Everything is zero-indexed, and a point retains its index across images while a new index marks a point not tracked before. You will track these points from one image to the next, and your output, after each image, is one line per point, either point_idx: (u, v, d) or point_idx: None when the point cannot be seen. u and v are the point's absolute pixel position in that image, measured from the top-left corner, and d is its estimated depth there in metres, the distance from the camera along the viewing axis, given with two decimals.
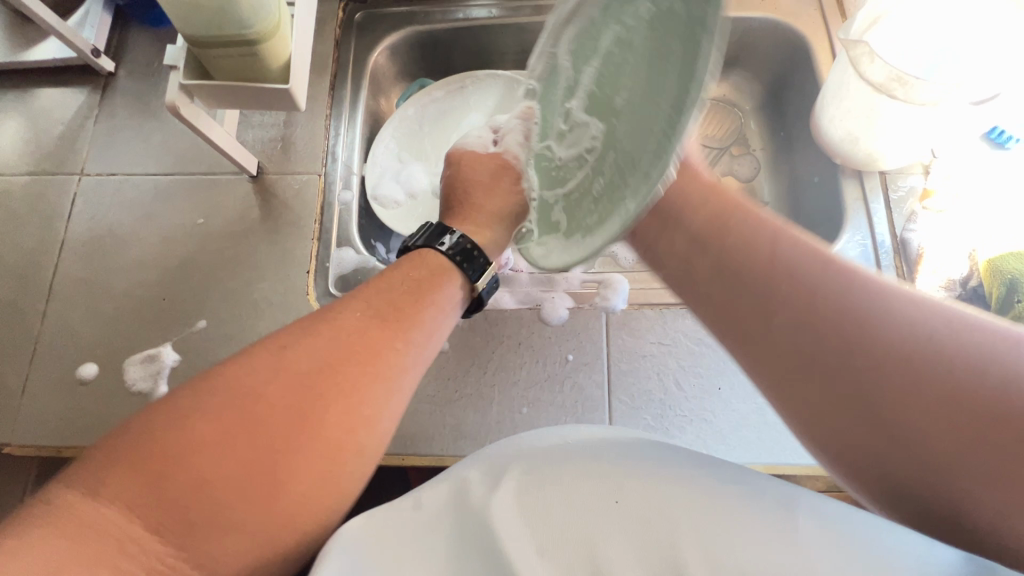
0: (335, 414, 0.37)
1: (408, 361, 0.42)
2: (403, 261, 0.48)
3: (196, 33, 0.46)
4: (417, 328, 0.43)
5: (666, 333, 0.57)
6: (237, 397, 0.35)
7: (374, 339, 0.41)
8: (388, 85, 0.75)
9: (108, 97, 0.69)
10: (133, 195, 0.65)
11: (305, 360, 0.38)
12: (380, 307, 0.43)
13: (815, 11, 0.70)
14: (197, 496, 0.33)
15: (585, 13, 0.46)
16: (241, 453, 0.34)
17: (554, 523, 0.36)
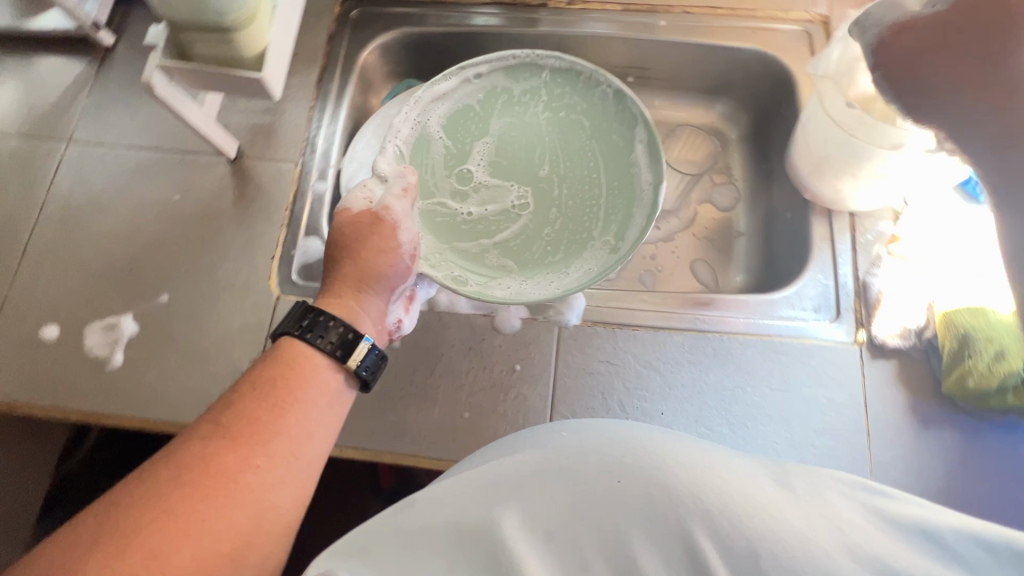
0: (204, 534, 0.40)
1: (273, 468, 0.44)
2: (263, 362, 0.49)
3: (173, 14, 0.48)
4: (280, 435, 0.45)
5: (616, 353, 0.58)
6: (84, 553, 0.37)
7: (226, 458, 0.42)
8: (377, 82, 0.76)
9: (104, 69, 0.71)
10: (115, 167, 0.67)
11: (151, 496, 0.40)
12: (233, 422, 0.44)
13: (806, 47, 0.70)
14: None
15: (461, 97, 0.67)
16: None
17: (563, 518, 0.40)
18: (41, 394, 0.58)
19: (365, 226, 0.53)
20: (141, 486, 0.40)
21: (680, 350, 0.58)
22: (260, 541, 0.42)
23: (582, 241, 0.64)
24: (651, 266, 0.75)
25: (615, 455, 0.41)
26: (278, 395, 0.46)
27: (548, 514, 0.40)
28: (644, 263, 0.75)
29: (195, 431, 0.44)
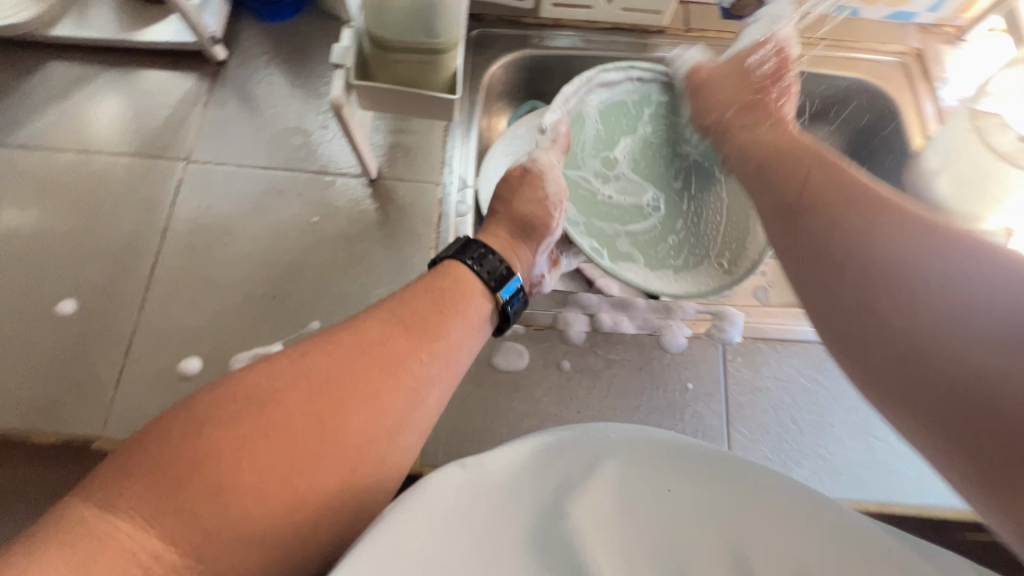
0: (354, 424, 0.39)
1: (429, 371, 0.44)
2: (429, 274, 0.50)
3: (383, 35, 0.47)
4: (442, 339, 0.45)
5: (780, 368, 0.59)
6: (248, 403, 0.37)
7: (394, 346, 0.43)
8: (494, 103, 0.76)
9: (219, 86, 0.68)
10: (242, 187, 0.63)
11: (321, 368, 0.40)
12: (405, 317, 0.45)
13: (903, 77, 0.75)
14: (211, 500, 0.34)
15: (623, 87, 0.66)
16: (253, 460, 0.35)
17: (617, 521, 0.35)
18: None
19: (517, 179, 0.58)
20: (325, 350, 0.42)
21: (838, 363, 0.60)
22: (395, 452, 0.41)
23: (698, 258, 0.65)
24: (763, 282, 0.78)
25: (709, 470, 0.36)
26: (445, 301, 0.48)
27: (622, 506, 0.35)
28: (756, 280, 0.78)
29: (370, 310, 0.46)
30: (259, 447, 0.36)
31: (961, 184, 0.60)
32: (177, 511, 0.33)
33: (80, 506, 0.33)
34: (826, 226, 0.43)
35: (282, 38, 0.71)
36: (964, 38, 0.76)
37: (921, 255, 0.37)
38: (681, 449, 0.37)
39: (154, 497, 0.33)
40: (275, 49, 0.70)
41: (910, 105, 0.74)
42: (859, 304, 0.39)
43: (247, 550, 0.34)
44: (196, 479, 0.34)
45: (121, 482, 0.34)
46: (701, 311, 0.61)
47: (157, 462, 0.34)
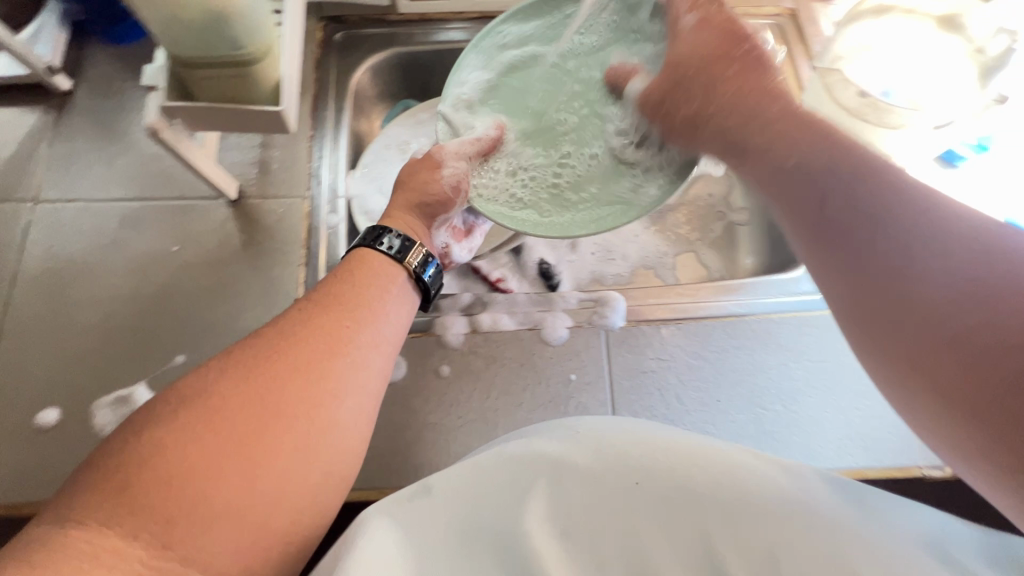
0: (295, 388, 0.38)
1: (366, 335, 0.43)
2: (350, 259, 0.48)
3: (183, 54, 0.44)
4: (363, 306, 0.44)
5: (664, 348, 0.59)
6: (189, 404, 0.36)
7: (317, 321, 0.42)
8: (368, 105, 0.74)
9: (65, 117, 0.64)
10: (96, 222, 0.60)
11: (251, 354, 0.39)
12: (328, 296, 0.44)
13: (778, 38, 0.74)
14: (168, 488, 0.33)
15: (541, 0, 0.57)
16: (207, 445, 0.34)
17: (576, 513, 0.39)
18: (50, 489, 0.51)
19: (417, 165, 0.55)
20: (255, 341, 0.40)
21: (722, 336, 0.60)
22: (342, 434, 0.39)
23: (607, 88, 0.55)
24: (662, 259, 0.73)
25: (643, 459, 0.40)
26: (354, 274, 0.47)
27: (563, 518, 0.39)
28: (656, 255, 0.74)
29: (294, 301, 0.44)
30: (206, 435, 0.35)
31: None
32: (133, 507, 0.32)
33: (49, 525, 0.32)
34: (851, 196, 0.38)
35: (131, 60, 0.67)
36: None
37: (910, 219, 0.36)
38: (616, 447, 0.40)
39: (108, 503, 0.32)
40: (124, 71, 0.66)
41: (787, 66, 0.72)
42: (863, 256, 0.37)
43: (220, 526, 0.33)
44: (145, 480, 0.33)
45: (84, 496, 0.32)
46: (582, 299, 0.60)
47: (101, 477, 0.33)
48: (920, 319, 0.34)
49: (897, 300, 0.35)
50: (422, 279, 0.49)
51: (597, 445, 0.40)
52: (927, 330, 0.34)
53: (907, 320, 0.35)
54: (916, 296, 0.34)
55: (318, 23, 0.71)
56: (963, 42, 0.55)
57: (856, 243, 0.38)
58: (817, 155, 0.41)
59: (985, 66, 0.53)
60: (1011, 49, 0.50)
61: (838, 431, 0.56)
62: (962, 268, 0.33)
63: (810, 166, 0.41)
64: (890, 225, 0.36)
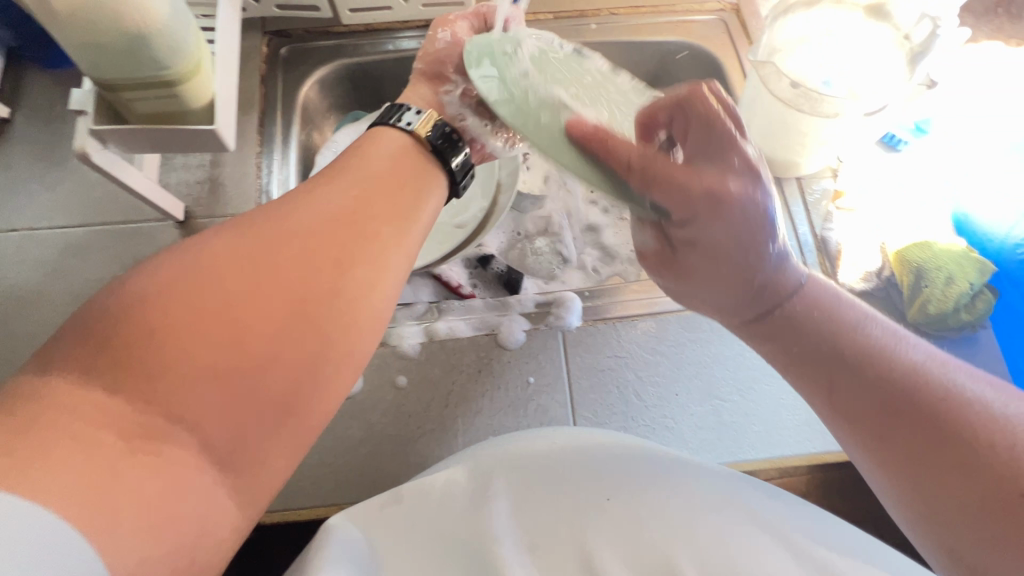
0: (319, 280, 0.36)
1: (381, 276, 0.40)
2: (366, 141, 0.47)
3: (107, 77, 0.43)
4: (409, 223, 0.43)
5: (621, 346, 0.59)
6: (204, 255, 0.35)
7: (349, 218, 0.40)
8: (319, 118, 0.73)
9: (4, 145, 0.63)
10: (39, 251, 0.59)
11: (297, 217, 0.39)
12: (367, 198, 0.42)
13: (722, 33, 0.75)
14: (134, 353, 0.31)
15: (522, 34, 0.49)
16: (193, 320, 0.32)
17: (540, 520, 0.40)
18: None
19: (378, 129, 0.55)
20: (282, 208, 0.40)
21: (678, 330, 0.60)
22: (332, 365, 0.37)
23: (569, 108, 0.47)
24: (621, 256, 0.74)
25: (612, 476, 0.40)
26: (398, 175, 0.45)
27: (527, 526, 0.40)
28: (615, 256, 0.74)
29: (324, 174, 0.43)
30: (195, 301, 0.33)
31: (766, 134, 0.61)
32: (132, 357, 0.31)
33: (32, 379, 0.30)
34: (833, 346, 0.42)
35: (70, 84, 0.66)
36: None
37: (891, 345, 0.41)
38: (582, 449, 0.41)
39: (85, 362, 0.30)
40: (64, 95, 0.65)
41: (732, 60, 0.73)
42: (853, 380, 0.40)
43: (173, 427, 0.30)
44: (146, 344, 0.31)
45: (75, 349, 0.31)
46: (537, 301, 0.60)
47: (106, 320, 0.31)
48: (895, 422, 0.38)
49: (882, 404, 0.39)
50: (447, 161, 0.49)
51: (577, 450, 0.41)
52: (887, 429, 0.38)
53: (880, 413, 0.39)
54: (895, 402, 0.38)
55: (262, 37, 0.70)
56: (891, 31, 0.56)
57: (848, 387, 0.41)
58: (829, 314, 0.44)
59: (912, 52, 0.54)
60: (934, 34, 0.51)
61: (795, 418, 0.57)
62: (919, 370, 0.39)
63: (816, 336, 0.44)
64: (876, 353, 0.40)
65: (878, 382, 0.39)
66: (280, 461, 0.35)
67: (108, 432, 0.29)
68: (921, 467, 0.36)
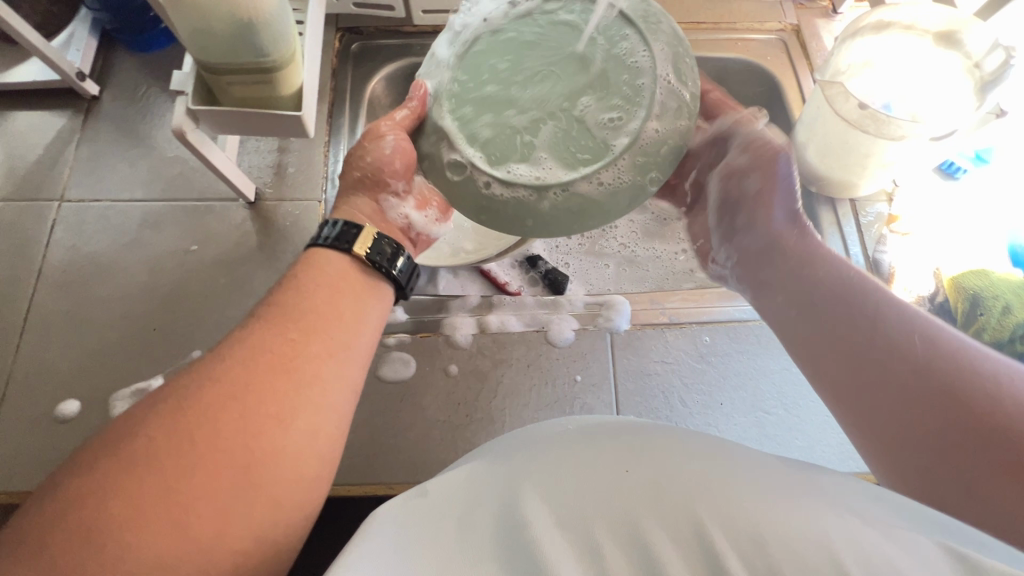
0: (227, 422, 0.36)
1: (323, 372, 0.41)
2: (299, 270, 0.46)
3: (212, 61, 0.47)
4: (320, 333, 0.42)
5: (668, 352, 0.60)
6: (121, 448, 0.35)
7: (285, 349, 0.40)
8: (383, 113, 0.76)
9: (92, 120, 0.67)
10: (118, 221, 0.63)
11: (193, 380, 0.38)
12: (282, 324, 0.42)
13: (781, 53, 0.76)
14: (92, 545, 0.31)
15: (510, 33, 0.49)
16: (144, 496, 0.33)
17: (569, 499, 0.36)
18: None
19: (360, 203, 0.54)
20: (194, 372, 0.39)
21: (725, 341, 0.61)
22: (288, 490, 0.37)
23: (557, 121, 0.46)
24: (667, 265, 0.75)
25: (634, 448, 0.39)
26: (308, 301, 0.43)
27: (558, 504, 0.36)
28: (658, 268, 0.74)
29: (241, 324, 0.43)
30: (135, 483, 0.33)
31: (825, 153, 0.62)
32: (70, 568, 0.31)
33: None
34: (880, 362, 0.41)
35: (155, 67, 0.70)
36: (838, 10, 0.76)
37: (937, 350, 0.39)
38: (590, 436, 0.41)
39: (34, 570, 0.31)
40: (150, 77, 0.69)
41: (791, 80, 0.74)
42: (893, 388, 0.39)
43: None
44: (75, 548, 0.31)
45: (25, 544, 0.32)
46: (588, 302, 0.62)
47: (50, 524, 0.32)
48: (949, 435, 0.36)
49: (931, 417, 0.37)
50: (388, 270, 0.48)
51: (584, 430, 0.41)
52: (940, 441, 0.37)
53: (924, 426, 0.37)
54: (947, 417, 0.36)
55: (336, 33, 0.73)
56: (962, 58, 0.56)
57: (892, 395, 0.39)
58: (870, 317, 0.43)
59: (981, 82, 0.54)
60: (1006, 64, 0.51)
61: (840, 436, 0.57)
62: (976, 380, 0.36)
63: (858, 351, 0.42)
64: (923, 364, 0.39)
65: (921, 389, 0.38)
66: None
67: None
68: (906, 421, 0.38)
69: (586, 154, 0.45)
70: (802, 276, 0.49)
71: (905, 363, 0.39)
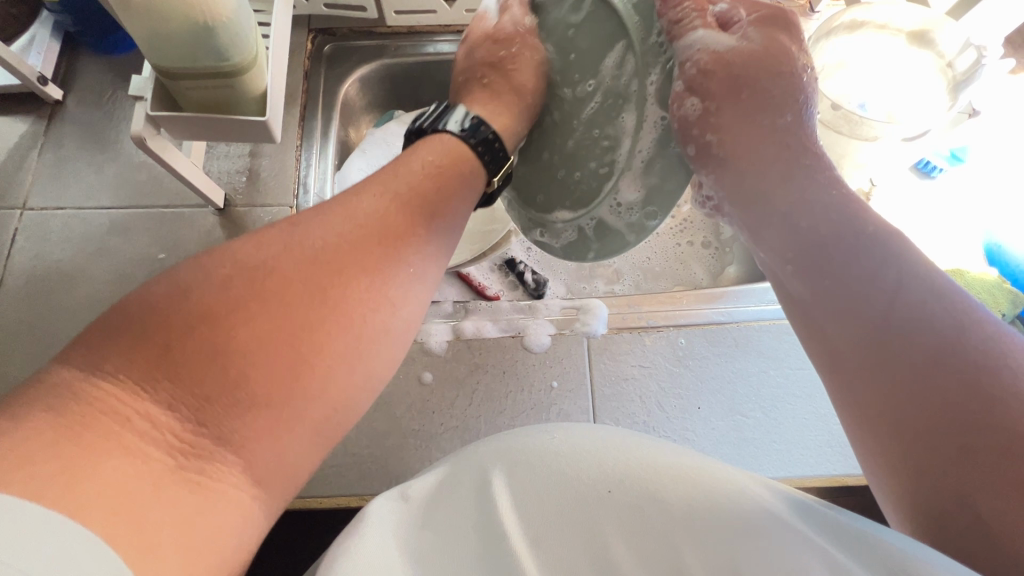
0: (351, 289, 0.37)
1: (424, 252, 0.42)
2: (417, 146, 0.48)
3: (170, 65, 0.45)
4: (435, 220, 0.44)
5: (646, 356, 0.59)
6: (249, 270, 0.35)
7: (394, 223, 0.41)
8: (357, 115, 0.75)
9: (56, 126, 0.65)
10: (83, 229, 0.61)
11: (316, 236, 0.38)
12: (400, 193, 0.43)
13: None
14: (214, 365, 0.32)
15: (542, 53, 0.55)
16: (265, 326, 0.34)
17: (546, 517, 0.36)
18: None
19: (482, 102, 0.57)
20: (321, 220, 0.39)
21: (702, 344, 0.60)
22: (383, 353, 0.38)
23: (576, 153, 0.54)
24: (647, 267, 0.74)
25: (616, 469, 0.37)
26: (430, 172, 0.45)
27: (535, 522, 0.36)
28: (634, 273, 0.74)
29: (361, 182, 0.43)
30: (261, 314, 0.34)
31: None
32: (172, 366, 0.31)
33: (63, 371, 0.30)
34: (906, 345, 0.35)
35: (122, 70, 0.68)
36: (815, 9, 0.76)
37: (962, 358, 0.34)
38: (581, 455, 0.37)
39: (145, 357, 0.31)
40: (116, 81, 0.67)
41: None
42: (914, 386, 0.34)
43: (259, 415, 0.32)
44: (178, 355, 0.31)
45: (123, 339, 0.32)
46: (564, 307, 0.61)
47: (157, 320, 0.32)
48: (962, 446, 0.32)
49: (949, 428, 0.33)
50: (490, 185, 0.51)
51: (573, 445, 0.38)
52: (954, 452, 0.33)
53: (941, 436, 0.33)
54: (968, 433, 0.32)
55: (307, 34, 0.72)
56: (935, 57, 0.56)
57: (908, 397, 0.35)
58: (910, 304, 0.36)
59: (954, 81, 0.54)
60: (979, 63, 0.52)
61: (818, 438, 0.56)
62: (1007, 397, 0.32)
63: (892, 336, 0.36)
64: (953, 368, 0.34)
65: (946, 395, 0.33)
66: (305, 462, 0.35)
67: (151, 446, 0.29)
68: (923, 431, 0.34)
69: (601, 175, 0.52)
70: (816, 246, 0.40)
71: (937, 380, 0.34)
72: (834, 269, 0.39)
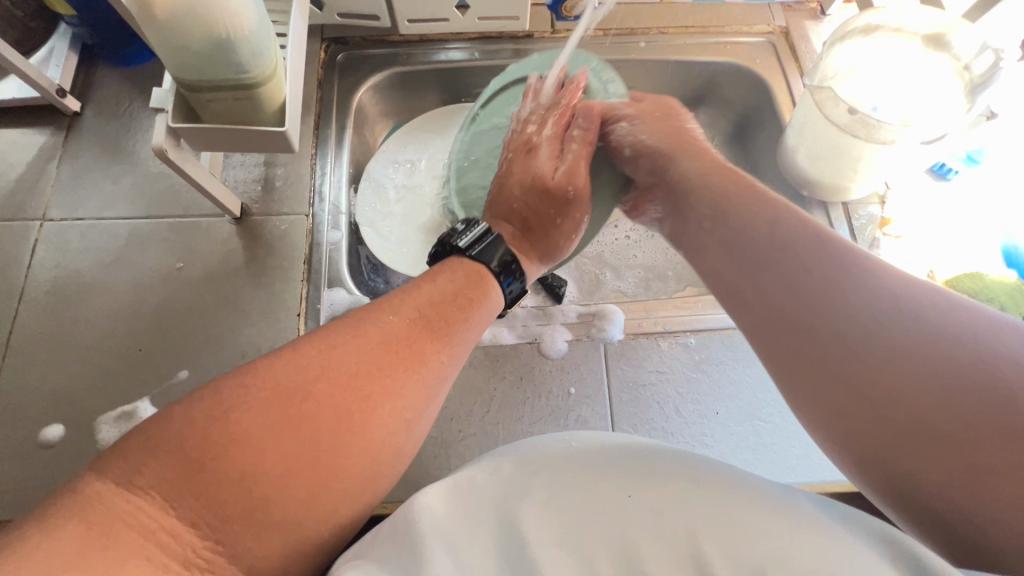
0: (374, 419, 0.37)
1: (446, 371, 0.43)
2: (437, 268, 0.48)
3: (190, 78, 0.46)
4: (458, 341, 0.44)
5: (662, 361, 0.59)
6: (280, 393, 0.36)
7: (417, 346, 0.41)
8: (371, 122, 0.76)
9: (74, 137, 0.66)
10: (102, 241, 0.61)
11: (348, 360, 0.38)
12: (427, 315, 0.43)
13: (771, 55, 0.75)
14: (235, 488, 0.32)
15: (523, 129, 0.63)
16: (287, 449, 0.34)
17: (568, 514, 0.36)
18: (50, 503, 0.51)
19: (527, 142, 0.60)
20: (349, 334, 0.40)
21: (718, 348, 0.60)
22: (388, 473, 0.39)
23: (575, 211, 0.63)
24: (660, 271, 0.74)
25: (635, 466, 0.38)
26: (441, 300, 0.45)
27: (558, 521, 0.35)
28: (634, 272, 0.74)
29: (385, 297, 0.44)
30: (285, 435, 0.34)
31: (816, 158, 0.61)
32: (201, 493, 0.32)
33: (97, 482, 0.31)
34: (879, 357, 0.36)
35: (139, 82, 0.69)
36: (826, 12, 0.76)
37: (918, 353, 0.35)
38: (609, 458, 0.39)
39: (174, 480, 0.32)
40: (132, 92, 0.68)
41: (780, 83, 0.73)
42: (896, 406, 0.35)
43: (269, 533, 0.33)
44: (231, 466, 0.32)
45: (139, 460, 0.32)
46: (581, 313, 0.61)
47: (179, 445, 0.33)
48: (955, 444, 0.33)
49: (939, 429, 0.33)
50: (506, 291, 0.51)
51: (602, 451, 0.39)
52: (952, 451, 0.33)
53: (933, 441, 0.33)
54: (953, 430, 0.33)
55: (321, 43, 0.72)
56: (951, 60, 0.56)
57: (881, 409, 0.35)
58: (881, 308, 0.37)
59: (971, 84, 0.54)
60: (997, 66, 0.52)
61: None
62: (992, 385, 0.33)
63: (863, 348, 0.36)
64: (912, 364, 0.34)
65: (918, 395, 0.34)
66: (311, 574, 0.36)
67: (172, 558, 0.31)
68: (909, 437, 0.34)
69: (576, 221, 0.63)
70: (786, 254, 0.42)
71: (930, 373, 0.34)
72: (823, 273, 0.39)
